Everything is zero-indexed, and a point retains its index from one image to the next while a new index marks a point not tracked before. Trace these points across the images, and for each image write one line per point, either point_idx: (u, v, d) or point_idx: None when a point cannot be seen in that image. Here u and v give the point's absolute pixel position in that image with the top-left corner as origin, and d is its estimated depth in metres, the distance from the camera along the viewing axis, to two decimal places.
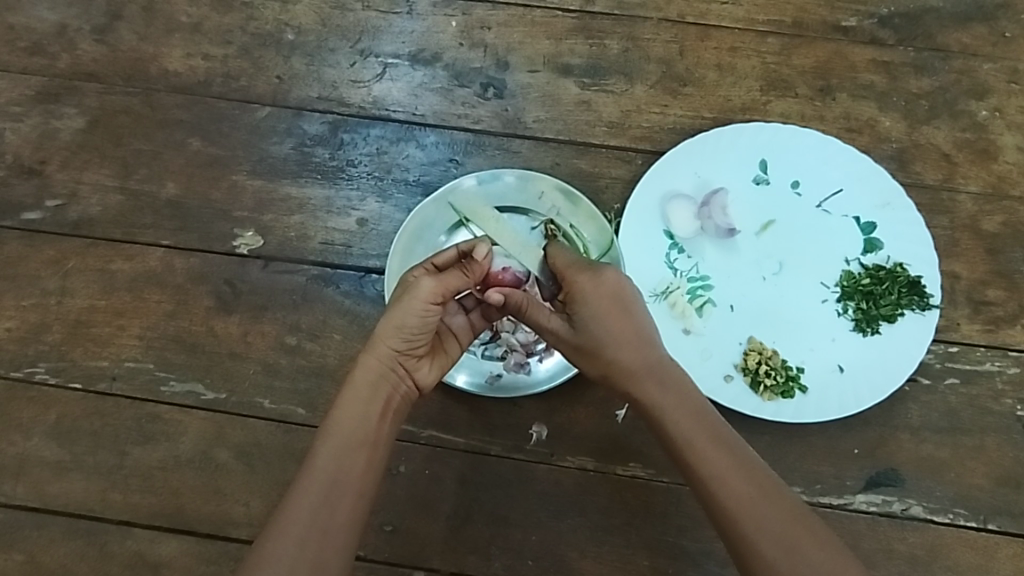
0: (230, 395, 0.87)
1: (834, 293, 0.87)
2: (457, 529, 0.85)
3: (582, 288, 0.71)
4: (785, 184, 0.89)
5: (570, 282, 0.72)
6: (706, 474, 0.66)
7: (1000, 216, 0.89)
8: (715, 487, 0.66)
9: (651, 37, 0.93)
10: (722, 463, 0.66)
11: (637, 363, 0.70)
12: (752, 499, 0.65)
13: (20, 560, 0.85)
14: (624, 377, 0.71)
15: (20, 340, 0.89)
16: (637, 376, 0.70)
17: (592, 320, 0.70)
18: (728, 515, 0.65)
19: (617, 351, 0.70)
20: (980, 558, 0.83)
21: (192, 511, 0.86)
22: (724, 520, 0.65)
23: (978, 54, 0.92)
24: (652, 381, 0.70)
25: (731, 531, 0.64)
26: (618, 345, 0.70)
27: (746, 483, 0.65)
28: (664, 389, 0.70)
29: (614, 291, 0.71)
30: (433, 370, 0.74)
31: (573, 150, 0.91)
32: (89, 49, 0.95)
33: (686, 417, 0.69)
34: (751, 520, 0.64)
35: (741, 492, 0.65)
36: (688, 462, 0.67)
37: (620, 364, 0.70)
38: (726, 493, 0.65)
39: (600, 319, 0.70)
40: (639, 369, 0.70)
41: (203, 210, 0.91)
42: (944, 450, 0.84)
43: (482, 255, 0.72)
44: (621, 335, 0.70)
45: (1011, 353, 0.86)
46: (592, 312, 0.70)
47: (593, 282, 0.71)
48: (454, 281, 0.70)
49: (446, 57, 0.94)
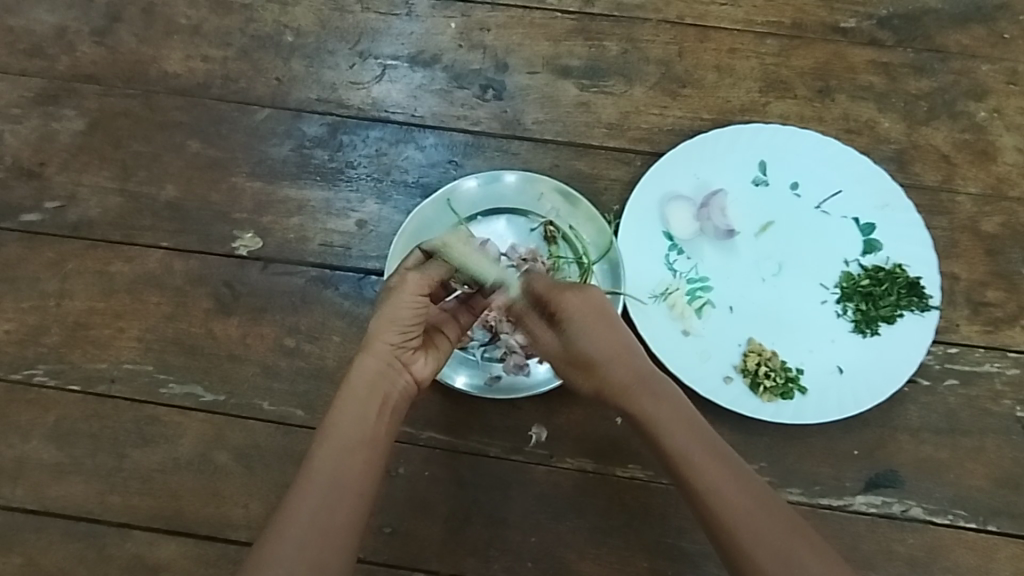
0: (230, 396, 0.87)
1: (833, 293, 0.87)
2: (457, 531, 0.85)
3: (567, 304, 0.70)
4: (784, 185, 0.89)
5: (558, 300, 0.71)
6: (701, 486, 0.66)
7: (999, 217, 0.89)
8: (710, 498, 0.66)
9: (650, 39, 0.93)
10: (717, 475, 0.66)
11: (629, 376, 0.70)
12: (747, 510, 0.65)
13: (19, 562, 0.85)
14: (617, 390, 0.70)
15: (19, 342, 0.89)
16: (629, 388, 0.70)
17: (580, 334, 0.70)
18: (725, 527, 0.64)
19: (608, 365, 0.70)
20: (981, 559, 0.82)
21: (192, 513, 0.86)
22: (720, 531, 0.65)
23: (977, 55, 0.92)
24: (644, 394, 0.70)
25: (729, 542, 0.64)
26: (609, 358, 0.70)
27: (740, 495, 0.65)
28: (657, 402, 0.69)
29: (598, 306, 0.71)
30: (430, 362, 0.74)
31: (573, 152, 0.91)
32: (89, 51, 0.95)
33: (680, 428, 0.68)
34: (749, 532, 0.64)
35: (737, 504, 0.65)
36: (684, 473, 0.67)
37: (612, 378, 0.70)
38: (720, 506, 0.65)
39: (590, 333, 0.70)
40: (630, 382, 0.70)
41: (203, 212, 0.91)
42: (945, 451, 0.84)
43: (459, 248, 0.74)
44: (610, 349, 0.70)
45: (1011, 354, 0.86)
46: (580, 327, 0.70)
47: (579, 298, 0.71)
48: (438, 271, 0.71)
49: (446, 58, 0.94)
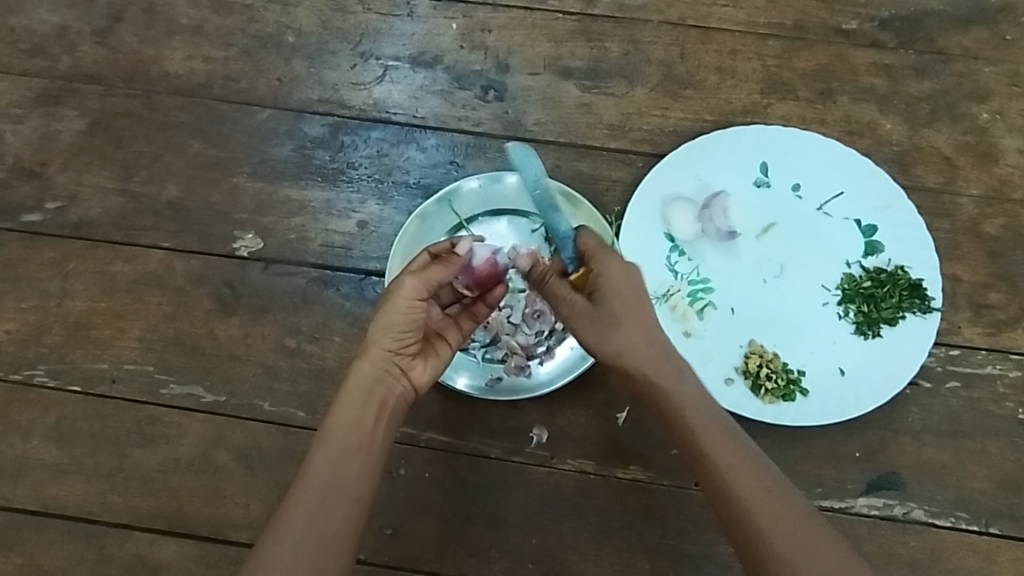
0: (230, 397, 0.87)
1: (834, 295, 0.87)
2: (457, 532, 0.84)
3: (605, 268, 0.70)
4: (785, 187, 0.89)
5: (600, 261, 0.70)
6: (720, 467, 0.66)
7: (1001, 219, 0.89)
8: (730, 478, 0.66)
9: (652, 40, 0.93)
10: (737, 457, 0.66)
11: (653, 349, 0.70)
12: (766, 492, 0.65)
13: (19, 562, 0.85)
14: (638, 363, 0.69)
15: (19, 342, 0.89)
16: (652, 360, 0.69)
17: (615, 297, 0.69)
18: (740, 508, 0.64)
19: (628, 338, 0.69)
20: (982, 562, 0.82)
21: (192, 513, 0.85)
22: (738, 512, 0.65)
23: (979, 57, 0.92)
24: (667, 368, 0.69)
25: (745, 524, 0.64)
26: (634, 327, 0.69)
27: (759, 478, 0.65)
28: (679, 377, 0.69)
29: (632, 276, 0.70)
30: (429, 370, 0.74)
31: (574, 153, 0.91)
32: (91, 51, 0.95)
33: (697, 408, 0.69)
34: (765, 514, 0.64)
35: (756, 486, 0.65)
36: (700, 454, 0.67)
37: (636, 348, 0.69)
38: (740, 487, 0.65)
39: (623, 300, 0.69)
40: (654, 355, 0.69)
41: (204, 212, 0.91)
42: (946, 453, 0.84)
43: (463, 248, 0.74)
44: (638, 318, 0.70)
45: (1012, 356, 0.86)
46: (615, 292, 0.69)
47: (617, 267, 0.70)
48: (437, 274, 0.70)
49: (447, 60, 0.94)
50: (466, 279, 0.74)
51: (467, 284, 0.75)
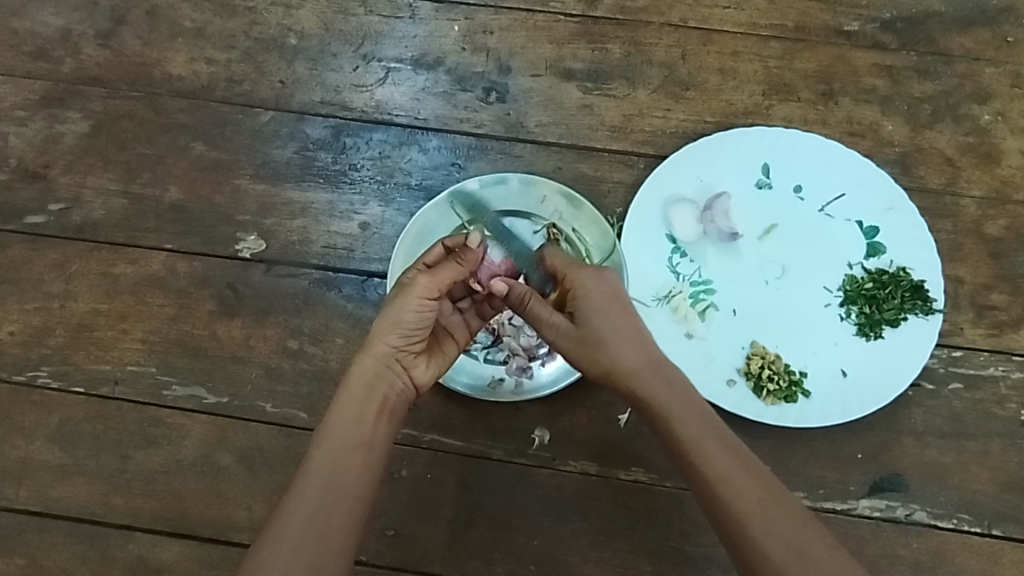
0: (233, 398, 0.87)
1: (837, 297, 0.87)
2: (459, 534, 0.84)
3: (582, 283, 0.71)
4: (787, 189, 0.89)
5: (573, 277, 0.72)
6: (713, 474, 0.66)
7: (1004, 220, 0.88)
8: (722, 487, 0.66)
9: (653, 42, 0.93)
10: (729, 463, 0.66)
11: (643, 360, 0.70)
12: (759, 500, 0.65)
13: (22, 563, 0.85)
14: (627, 376, 0.70)
15: (23, 344, 0.89)
16: (641, 372, 0.70)
17: (597, 314, 0.70)
18: (734, 515, 0.64)
19: (616, 351, 0.70)
20: (985, 563, 0.82)
21: (195, 515, 0.85)
22: (733, 520, 0.64)
23: (981, 58, 0.92)
24: (656, 378, 0.70)
25: (740, 531, 0.64)
26: (620, 341, 0.70)
27: (754, 483, 0.65)
28: (668, 388, 0.70)
29: (611, 291, 0.72)
30: (431, 369, 0.74)
31: (576, 154, 0.91)
32: (95, 54, 0.96)
33: (691, 415, 0.69)
34: (759, 520, 0.64)
35: (749, 493, 0.65)
36: (694, 460, 0.67)
37: (624, 361, 0.70)
38: (732, 493, 0.65)
39: (606, 314, 0.71)
40: (641, 366, 0.70)
41: (207, 214, 0.91)
42: (949, 454, 0.84)
43: (473, 245, 0.74)
44: (623, 332, 0.70)
45: (1015, 358, 0.85)
46: (593, 306, 0.71)
47: (595, 279, 0.71)
48: (447, 274, 0.70)
49: (449, 61, 0.94)
50: (480, 276, 0.75)
51: (481, 280, 0.75)
